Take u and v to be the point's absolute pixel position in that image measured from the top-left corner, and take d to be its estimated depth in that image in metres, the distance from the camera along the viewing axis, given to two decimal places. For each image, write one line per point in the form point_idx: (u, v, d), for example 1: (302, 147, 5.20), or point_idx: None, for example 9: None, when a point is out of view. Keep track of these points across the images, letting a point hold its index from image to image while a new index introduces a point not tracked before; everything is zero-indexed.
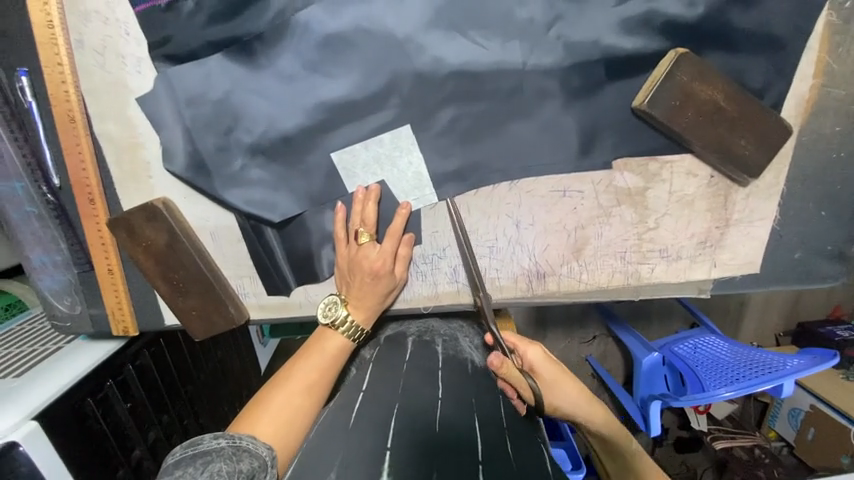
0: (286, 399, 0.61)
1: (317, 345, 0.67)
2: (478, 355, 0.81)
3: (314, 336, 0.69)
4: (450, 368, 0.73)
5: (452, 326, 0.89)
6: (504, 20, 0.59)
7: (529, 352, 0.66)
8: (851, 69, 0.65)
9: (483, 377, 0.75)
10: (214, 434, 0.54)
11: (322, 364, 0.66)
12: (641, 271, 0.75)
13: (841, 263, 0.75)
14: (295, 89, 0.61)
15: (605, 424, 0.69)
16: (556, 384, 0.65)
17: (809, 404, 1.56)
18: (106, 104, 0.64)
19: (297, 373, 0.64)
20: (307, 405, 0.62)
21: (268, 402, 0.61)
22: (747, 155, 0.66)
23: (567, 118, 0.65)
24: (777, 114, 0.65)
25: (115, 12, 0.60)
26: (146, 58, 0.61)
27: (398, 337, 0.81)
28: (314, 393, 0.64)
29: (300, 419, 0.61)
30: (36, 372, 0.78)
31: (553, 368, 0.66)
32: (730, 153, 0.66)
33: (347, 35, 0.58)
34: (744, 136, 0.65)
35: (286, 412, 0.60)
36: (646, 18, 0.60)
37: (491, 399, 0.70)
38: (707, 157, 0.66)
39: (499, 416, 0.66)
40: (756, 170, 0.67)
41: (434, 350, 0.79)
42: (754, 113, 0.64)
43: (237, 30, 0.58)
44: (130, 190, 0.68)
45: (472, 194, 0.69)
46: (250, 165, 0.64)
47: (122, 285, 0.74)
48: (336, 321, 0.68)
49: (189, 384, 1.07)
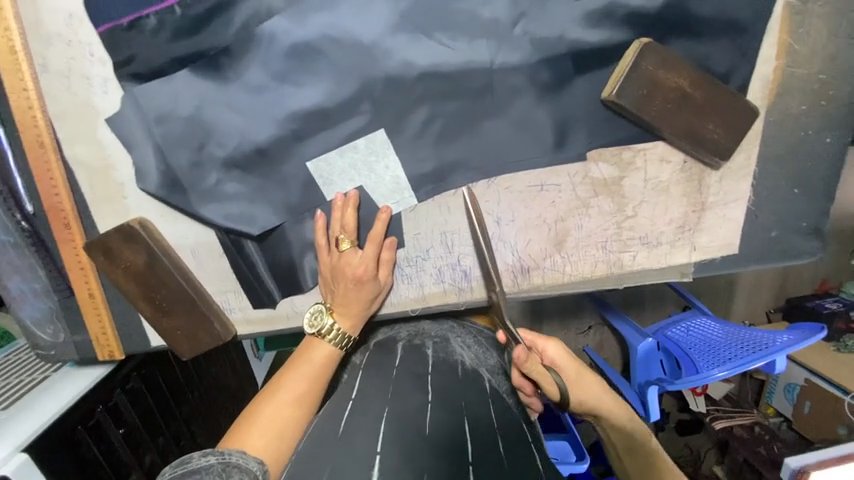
0: (277, 412, 0.61)
1: (305, 355, 0.67)
2: (468, 356, 0.81)
3: (301, 346, 0.69)
4: (440, 370, 0.73)
5: (443, 328, 0.89)
6: (470, 20, 0.60)
7: (549, 347, 0.70)
8: (811, 49, 0.67)
9: (473, 377, 0.75)
10: (203, 451, 0.55)
11: (312, 374, 0.66)
12: (623, 259, 0.75)
13: (817, 238, 0.77)
14: (265, 101, 0.61)
15: (626, 417, 0.74)
16: (576, 378, 0.71)
17: (804, 378, 1.58)
18: (75, 127, 0.63)
19: (287, 384, 0.64)
20: (297, 416, 0.62)
21: (258, 415, 0.61)
22: (716, 138, 0.67)
23: (539, 112, 0.65)
24: (743, 97, 0.67)
25: (77, 34, 0.59)
26: (113, 79, 0.61)
27: (388, 343, 0.81)
28: (305, 403, 0.64)
29: (292, 430, 0.61)
30: (23, 402, 0.77)
31: (572, 363, 0.71)
32: (699, 138, 0.67)
33: (313, 44, 0.58)
34: (711, 120, 0.66)
35: (277, 424, 0.61)
36: (609, 10, 0.61)
37: (482, 398, 0.70)
38: (678, 144, 0.68)
39: (489, 414, 0.66)
40: (726, 152, 0.68)
41: (424, 353, 0.77)
42: (721, 98, 0.65)
43: (203, 45, 0.58)
44: (105, 212, 0.67)
45: (451, 194, 0.69)
46: (226, 179, 0.64)
47: (104, 308, 0.73)
48: (323, 330, 0.68)
49: (184, 404, 1.06)
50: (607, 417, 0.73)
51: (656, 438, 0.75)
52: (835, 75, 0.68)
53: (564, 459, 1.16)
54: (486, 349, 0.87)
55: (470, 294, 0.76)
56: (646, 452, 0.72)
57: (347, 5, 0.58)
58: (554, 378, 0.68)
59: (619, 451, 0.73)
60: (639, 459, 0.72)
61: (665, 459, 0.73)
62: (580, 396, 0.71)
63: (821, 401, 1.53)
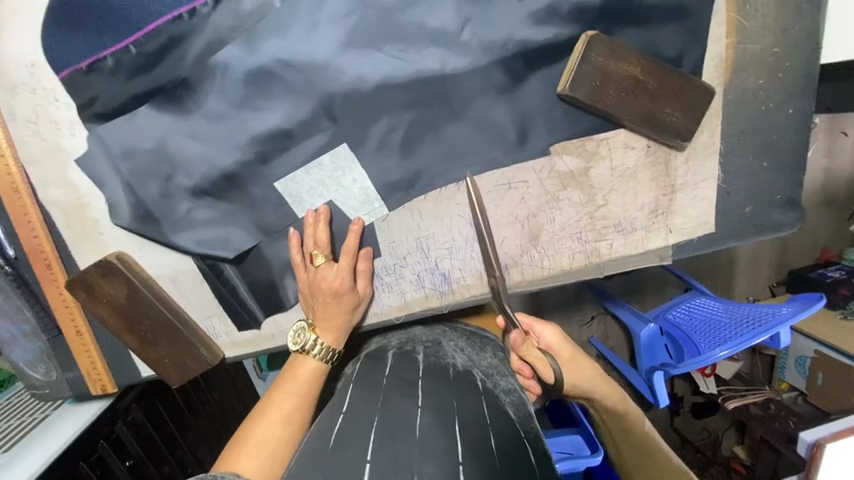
0: (266, 431, 0.62)
1: (291, 372, 0.68)
2: (461, 359, 0.80)
3: (287, 364, 0.70)
4: (430, 375, 0.71)
5: (435, 333, 0.89)
6: (417, 31, 0.61)
7: (545, 331, 0.74)
8: (762, 24, 0.68)
9: (465, 379, 0.73)
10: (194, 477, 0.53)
11: (299, 391, 0.67)
12: (600, 248, 0.76)
13: (795, 210, 0.76)
14: (226, 128, 0.62)
15: (621, 401, 0.74)
16: (572, 362, 0.72)
17: (814, 350, 1.56)
18: (47, 170, 0.65)
19: (274, 403, 0.65)
20: (287, 433, 0.63)
21: (248, 437, 0.61)
22: (675, 121, 0.68)
23: (497, 112, 0.66)
24: (696, 78, 0.68)
25: (41, 81, 0.61)
26: (78, 120, 0.62)
27: (378, 353, 0.80)
28: (293, 420, 0.65)
29: (283, 449, 0.62)
30: (24, 441, 0.79)
31: (568, 347, 0.73)
32: (658, 122, 0.68)
33: (267, 68, 0.60)
34: (668, 104, 0.67)
35: (269, 444, 0.61)
36: (554, 7, 0.62)
37: (475, 398, 0.68)
38: (638, 129, 0.68)
39: (482, 415, 0.64)
40: (687, 133, 0.69)
41: (415, 359, 0.77)
42: (674, 80, 0.66)
43: (160, 80, 0.60)
44: (84, 249, 0.68)
45: (421, 200, 0.70)
46: (197, 207, 0.65)
47: (92, 344, 0.74)
48: (306, 346, 0.69)
49: (189, 432, 1.08)
50: (600, 401, 0.73)
51: (649, 420, 0.76)
52: (788, 47, 0.68)
53: (579, 453, 1.16)
54: (479, 350, 0.87)
55: (451, 296, 0.76)
56: (640, 435, 0.73)
57: (296, 28, 0.59)
58: (551, 366, 0.71)
59: (611, 434, 0.75)
60: (630, 440, 0.74)
61: (656, 441, 0.75)
62: (575, 381, 0.72)
63: (833, 373, 1.51)
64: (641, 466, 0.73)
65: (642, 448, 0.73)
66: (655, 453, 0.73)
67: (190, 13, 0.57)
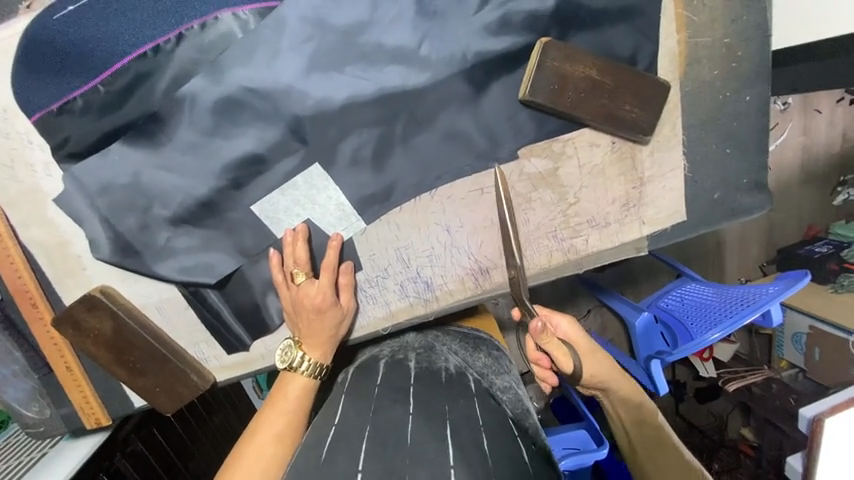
0: (258, 452, 0.63)
1: (281, 391, 0.69)
2: (453, 362, 0.80)
3: (276, 384, 0.71)
4: (421, 380, 0.71)
5: (427, 338, 0.90)
6: (377, 50, 0.63)
7: (561, 322, 0.75)
8: (710, 18, 0.70)
9: (458, 381, 0.73)
10: None
11: (290, 410, 0.68)
12: (577, 245, 0.78)
13: (763, 192, 0.79)
14: (199, 157, 0.64)
15: (634, 391, 0.75)
16: (588, 351, 0.74)
17: (808, 326, 1.58)
18: (27, 212, 0.66)
19: (265, 422, 0.66)
20: (280, 452, 0.64)
21: (241, 457, 0.63)
22: (635, 117, 0.71)
23: (462, 122, 0.68)
24: (651, 75, 0.70)
25: (13, 126, 0.62)
26: (53, 161, 0.64)
27: (370, 364, 0.80)
28: (285, 438, 0.65)
29: (274, 468, 0.62)
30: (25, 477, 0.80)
31: (583, 336, 0.76)
32: (619, 119, 0.71)
33: (233, 97, 0.62)
34: (627, 101, 0.70)
35: (261, 464, 0.62)
36: (506, 18, 0.64)
37: (467, 399, 0.69)
38: (600, 127, 0.71)
39: (474, 416, 0.64)
40: (648, 128, 0.72)
41: (407, 366, 0.76)
42: (629, 79, 0.69)
43: (130, 117, 0.61)
44: (68, 285, 0.69)
45: (397, 211, 0.72)
46: (176, 236, 0.67)
47: (83, 379, 0.75)
48: (294, 363, 0.70)
49: (190, 460, 1.08)
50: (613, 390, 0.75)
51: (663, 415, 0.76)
52: (737, 37, 0.71)
53: (585, 447, 1.16)
54: (472, 351, 0.88)
55: (435, 303, 0.78)
56: (655, 428, 0.73)
57: (259, 55, 0.61)
58: (569, 357, 0.72)
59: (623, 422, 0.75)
60: (645, 432, 0.73)
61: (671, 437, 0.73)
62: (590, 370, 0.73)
63: (829, 346, 1.53)
64: (656, 463, 0.71)
65: (655, 443, 0.72)
66: (669, 448, 0.72)
67: (155, 50, 0.59)
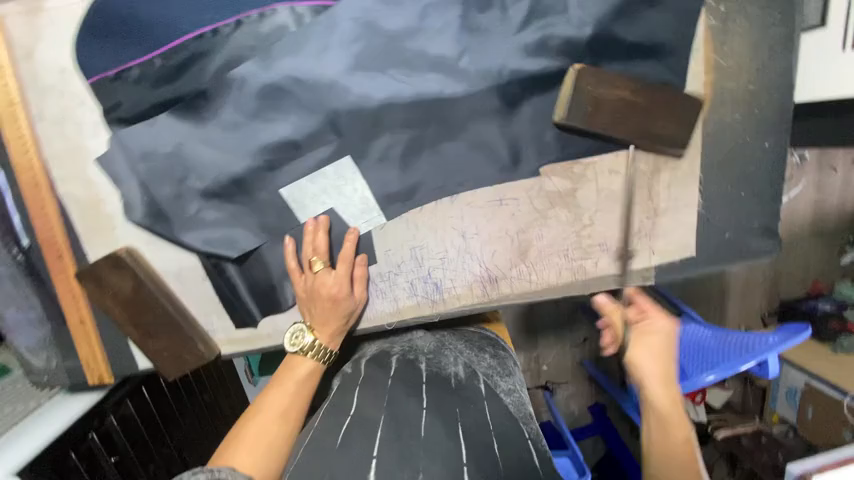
0: (263, 429, 0.65)
1: (288, 371, 0.71)
2: (462, 364, 0.80)
3: (282, 364, 0.73)
4: (433, 387, 0.72)
5: (436, 339, 0.89)
6: (420, 57, 0.67)
7: (658, 318, 0.74)
8: (738, 65, 0.73)
9: (468, 387, 0.73)
10: (190, 470, 0.57)
11: (294, 390, 0.70)
12: (586, 266, 0.80)
13: (772, 238, 0.81)
14: (239, 136, 0.67)
15: (681, 423, 0.70)
16: (660, 357, 0.72)
17: (804, 382, 1.57)
18: (68, 168, 0.69)
19: (271, 401, 0.68)
20: (281, 433, 0.66)
21: (245, 432, 0.64)
22: (670, 134, 0.73)
23: (490, 134, 0.71)
24: (682, 94, 0.72)
25: (70, 86, 0.66)
26: (101, 123, 0.67)
27: (382, 358, 0.80)
28: (289, 417, 0.68)
29: (278, 446, 0.64)
30: (11, 433, 0.80)
31: (664, 344, 0.73)
32: (655, 135, 0.73)
33: (280, 84, 0.65)
34: (661, 118, 0.72)
35: (266, 439, 0.64)
36: (545, 42, 0.68)
37: (477, 403, 0.70)
38: (637, 142, 0.73)
39: (483, 419, 0.68)
40: (680, 143, 0.74)
41: (418, 368, 0.77)
42: (663, 96, 0.71)
43: (181, 90, 0.65)
44: (95, 242, 0.72)
45: (417, 212, 0.75)
46: (206, 208, 0.70)
47: (95, 335, 0.77)
48: (304, 348, 0.71)
49: (176, 432, 1.11)
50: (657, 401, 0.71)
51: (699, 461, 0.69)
52: (762, 86, 0.74)
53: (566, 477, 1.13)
54: (477, 352, 0.85)
55: (442, 305, 0.80)
56: (683, 459, 0.69)
57: (309, 48, 0.64)
58: (626, 334, 0.74)
59: (652, 438, 0.71)
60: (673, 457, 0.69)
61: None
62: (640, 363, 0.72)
63: (823, 405, 1.51)
64: None
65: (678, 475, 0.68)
66: None
67: (213, 33, 0.63)
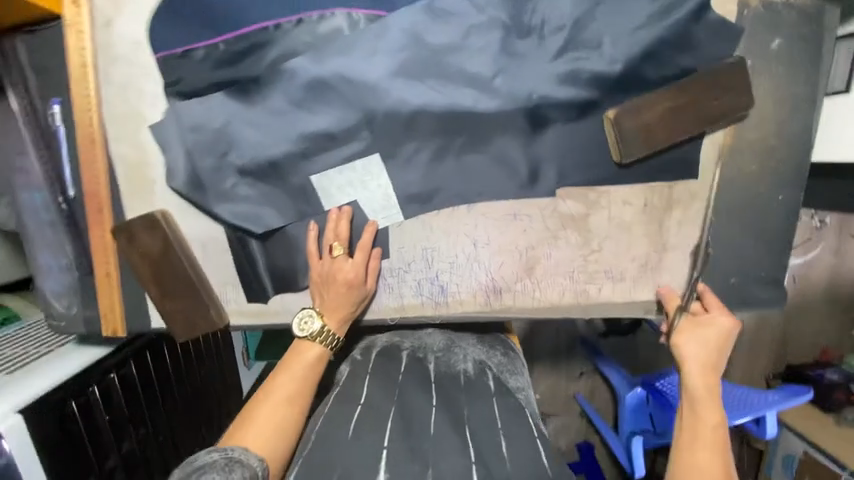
0: (271, 412, 0.70)
1: (296, 356, 0.75)
2: (472, 361, 0.85)
3: (291, 348, 0.76)
4: (442, 384, 0.78)
5: (447, 333, 0.92)
6: (458, 72, 0.72)
7: (721, 316, 0.76)
8: (760, 117, 0.76)
9: (476, 385, 0.79)
10: (207, 449, 0.64)
11: (302, 374, 0.74)
12: (589, 290, 0.82)
13: (777, 290, 0.82)
14: (282, 122, 0.72)
15: (717, 418, 0.73)
16: (710, 351, 0.75)
17: (802, 450, 1.53)
18: (123, 130, 0.76)
19: (279, 385, 0.72)
20: (289, 415, 0.71)
21: (255, 414, 0.70)
22: (728, 108, 0.73)
23: (514, 151, 0.75)
24: (715, 68, 0.72)
25: (139, 57, 0.73)
26: (160, 94, 0.74)
27: (392, 349, 0.85)
28: (295, 401, 0.72)
29: (286, 427, 0.70)
30: (18, 374, 0.84)
31: (718, 341, 0.76)
32: (717, 113, 0.73)
33: (327, 80, 0.70)
34: (712, 98, 0.72)
35: (275, 421, 0.70)
36: (576, 72, 0.72)
37: (485, 400, 0.76)
38: (708, 127, 0.74)
39: (493, 417, 0.73)
40: (743, 103, 0.73)
41: (426, 366, 0.82)
42: (698, 82, 0.72)
43: (237, 74, 0.71)
44: (135, 201, 0.78)
45: (433, 215, 0.78)
46: (241, 184, 0.75)
47: (116, 289, 0.81)
48: (312, 333, 0.75)
49: (169, 399, 1.15)
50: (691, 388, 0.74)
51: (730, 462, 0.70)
52: (780, 141, 0.77)
53: None
54: (489, 347, 0.90)
55: (445, 308, 0.83)
56: (713, 453, 0.70)
57: (358, 51, 0.70)
58: (678, 320, 0.78)
59: (681, 424, 0.75)
60: (703, 447, 0.71)
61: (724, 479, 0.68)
62: (682, 348, 0.76)
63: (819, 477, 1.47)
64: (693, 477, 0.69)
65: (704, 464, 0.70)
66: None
67: (275, 27, 0.69)
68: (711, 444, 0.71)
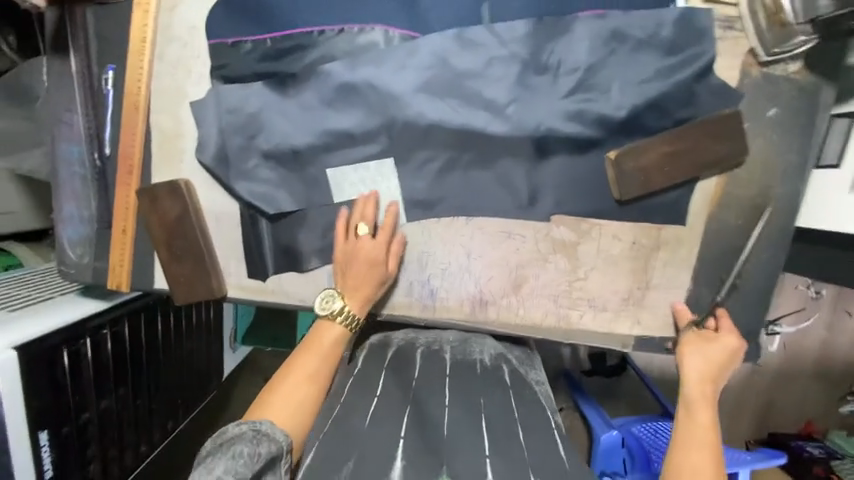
0: (292, 390, 0.72)
1: (316, 337, 0.76)
2: (489, 353, 0.88)
3: (313, 329, 0.78)
4: (458, 371, 0.82)
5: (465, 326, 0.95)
6: (476, 95, 0.78)
7: (728, 335, 0.79)
8: (749, 177, 0.81)
9: (491, 375, 0.82)
10: (236, 423, 0.67)
11: (323, 354, 0.75)
12: (571, 316, 0.86)
13: (751, 344, 0.85)
14: (310, 116, 0.79)
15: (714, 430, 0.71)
16: (712, 364, 0.76)
17: None
18: (165, 102, 0.83)
19: (299, 364, 0.74)
20: (310, 394, 0.73)
21: (276, 391, 0.72)
22: (724, 157, 0.79)
23: (517, 174, 0.81)
24: (711, 119, 0.78)
25: (193, 41, 0.81)
26: (205, 75, 0.81)
27: (407, 349, 0.86)
28: (316, 379, 0.74)
29: (308, 404, 0.72)
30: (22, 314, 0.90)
31: (724, 358, 0.77)
32: (714, 161, 0.79)
33: (357, 84, 0.77)
34: (722, 138, 0.78)
35: (296, 398, 0.71)
36: (584, 111, 0.78)
37: (502, 389, 0.79)
38: (706, 172, 0.80)
39: (511, 406, 0.76)
40: (739, 153, 0.79)
41: (442, 357, 0.85)
42: (696, 129, 0.78)
43: (277, 68, 0.78)
44: (163, 169, 0.84)
45: (433, 222, 0.84)
46: (263, 166, 0.81)
47: (129, 246, 0.86)
48: (333, 312, 0.76)
49: (152, 364, 1.17)
50: (688, 393, 0.74)
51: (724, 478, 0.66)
52: (767, 201, 0.82)
53: None
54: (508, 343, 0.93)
55: (431, 311, 0.87)
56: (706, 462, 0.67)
57: (389, 63, 0.77)
58: (687, 332, 0.81)
59: (676, 428, 0.73)
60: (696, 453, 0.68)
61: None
62: (685, 355, 0.78)
63: None
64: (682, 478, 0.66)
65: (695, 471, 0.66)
66: None
67: (318, 32, 0.77)
68: (703, 450, 0.69)
